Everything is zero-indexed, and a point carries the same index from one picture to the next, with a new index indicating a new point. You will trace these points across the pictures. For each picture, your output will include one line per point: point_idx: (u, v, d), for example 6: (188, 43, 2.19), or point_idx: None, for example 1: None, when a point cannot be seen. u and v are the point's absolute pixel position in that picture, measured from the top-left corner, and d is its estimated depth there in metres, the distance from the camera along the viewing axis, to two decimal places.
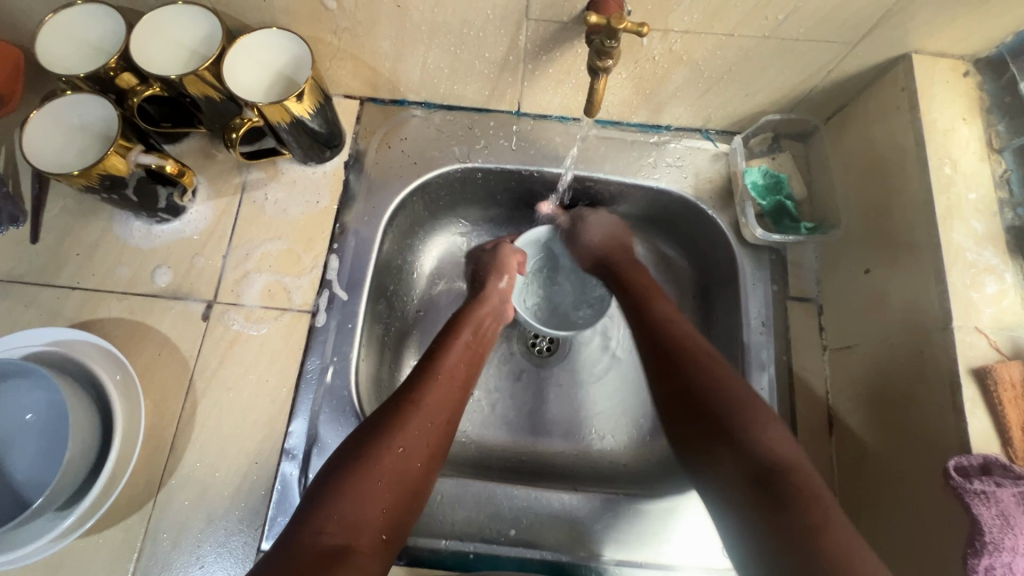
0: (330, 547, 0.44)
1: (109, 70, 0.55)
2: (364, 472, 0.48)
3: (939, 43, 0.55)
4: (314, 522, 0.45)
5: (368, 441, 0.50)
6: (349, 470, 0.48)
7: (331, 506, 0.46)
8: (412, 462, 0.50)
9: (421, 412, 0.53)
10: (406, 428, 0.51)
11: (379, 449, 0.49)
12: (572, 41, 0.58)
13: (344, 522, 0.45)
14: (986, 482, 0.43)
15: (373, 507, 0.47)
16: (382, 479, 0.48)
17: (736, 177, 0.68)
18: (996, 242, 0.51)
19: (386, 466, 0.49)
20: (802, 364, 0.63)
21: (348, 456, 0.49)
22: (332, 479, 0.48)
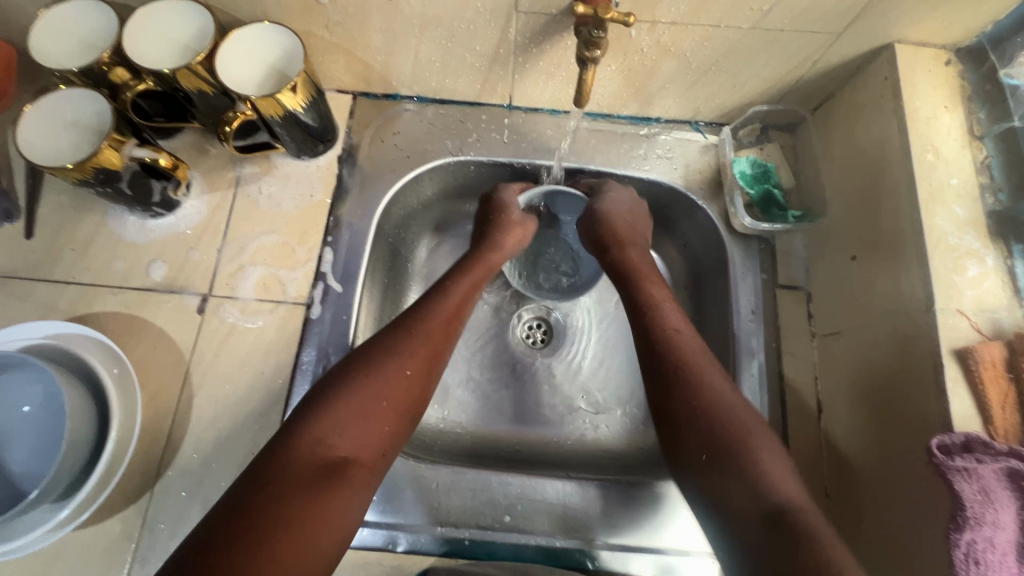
0: (329, 460, 0.45)
1: (102, 64, 0.56)
2: (366, 388, 0.49)
3: (921, 33, 0.56)
4: (315, 435, 0.46)
5: (370, 362, 0.51)
6: (350, 387, 0.49)
7: (334, 418, 0.47)
8: (411, 384, 0.51)
9: (424, 336, 0.54)
10: (405, 351, 0.52)
11: (378, 368, 0.50)
12: (562, 34, 0.59)
13: (345, 438, 0.46)
14: (967, 459, 0.43)
15: (374, 425, 0.48)
16: (382, 396, 0.49)
17: (725, 167, 0.69)
18: (978, 226, 0.52)
19: (387, 386, 0.50)
20: (791, 351, 0.64)
21: (350, 375, 0.50)
22: (333, 393, 0.48)
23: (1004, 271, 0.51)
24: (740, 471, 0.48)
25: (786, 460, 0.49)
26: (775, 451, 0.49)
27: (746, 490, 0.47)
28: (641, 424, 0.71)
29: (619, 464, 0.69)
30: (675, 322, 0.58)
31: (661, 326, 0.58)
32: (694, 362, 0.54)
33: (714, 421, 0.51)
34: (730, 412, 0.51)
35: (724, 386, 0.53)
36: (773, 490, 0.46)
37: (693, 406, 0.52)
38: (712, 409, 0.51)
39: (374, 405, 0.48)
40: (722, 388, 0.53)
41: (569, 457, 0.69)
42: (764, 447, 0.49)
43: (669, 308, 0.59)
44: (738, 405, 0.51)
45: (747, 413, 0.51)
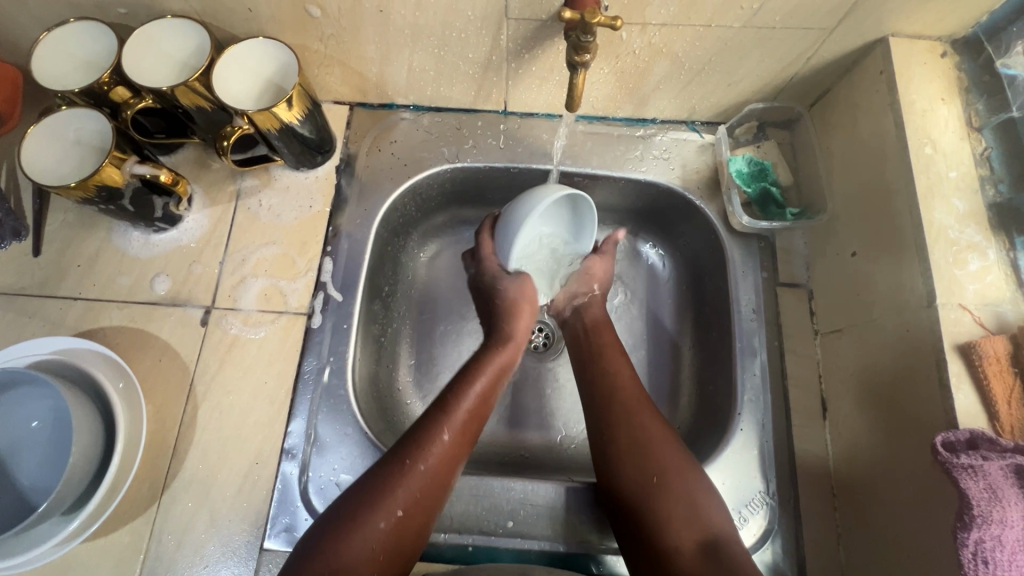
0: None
1: (102, 84, 0.57)
2: (361, 536, 0.48)
3: (915, 25, 0.56)
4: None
5: (367, 504, 0.50)
6: (342, 533, 0.48)
7: (335, 542, 0.48)
8: (407, 527, 0.50)
9: (426, 474, 0.52)
10: (411, 469, 0.52)
11: (385, 491, 0.51)
12: (553, 39, 0.59)
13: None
14: (973, 456, 0.43)
15: (365, 571, 0.48)
16: (375, 547, 0.49)
17: (721, 167, 0.69)
18: (979, 219, 0.51)
19: (383, 535, 0.49)
20: (794, 349, 0.64)
21: (344, 518, 0.49)
22: (329, 538, 0.48)
23: (1007, 264, 0.50)
24: (676, 497, 0.53)
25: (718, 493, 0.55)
26: (707, 482, 0.55)
27: (683, 518, 0.52)
28: None
29: None
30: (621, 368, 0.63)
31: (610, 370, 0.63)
32: (635, 413, 0.59)
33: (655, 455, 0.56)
34: (666, 447, 0.56)
35: (663, 428, 0.58)
36: (706, 520, 0.52)
37: (637, 442, 0.57)
38: (652, 446, 0.56)
39: (368, 552, 0.48)
40: (657, 430, 0.58)
41: (571, 460, 0.69)
42: (696, 479, 0.54)
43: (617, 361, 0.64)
44: (675, 445, 0.56)
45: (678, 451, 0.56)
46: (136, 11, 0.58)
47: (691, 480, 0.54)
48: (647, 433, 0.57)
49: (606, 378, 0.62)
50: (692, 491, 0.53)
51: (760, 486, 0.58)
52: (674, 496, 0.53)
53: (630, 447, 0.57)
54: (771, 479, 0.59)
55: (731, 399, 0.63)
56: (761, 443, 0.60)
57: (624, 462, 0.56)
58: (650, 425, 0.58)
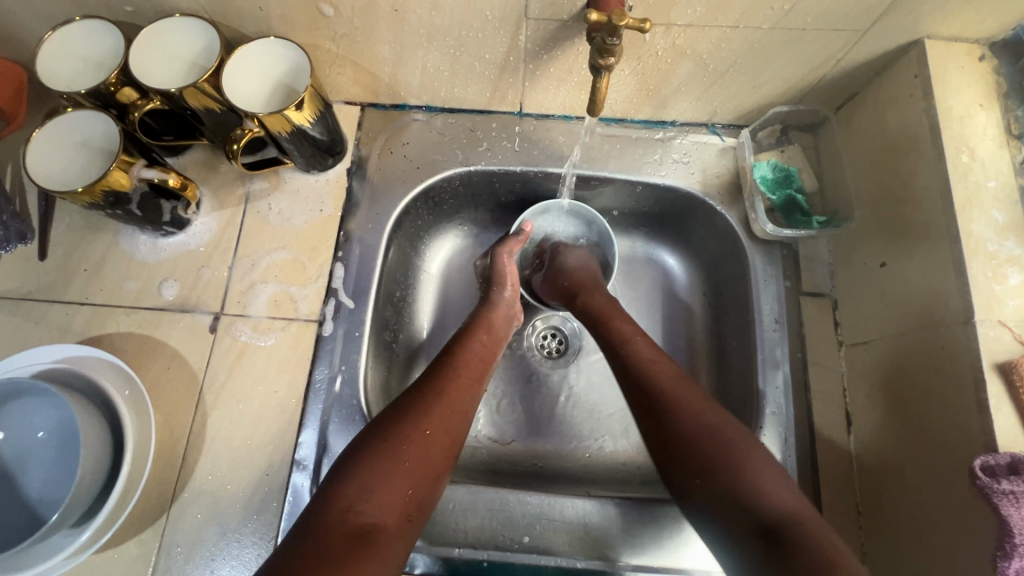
0: (356, 528, 0.42)
1: (109, 85, 0.55)
2: (389, 452, 0.47)
3: (951, 28, 0.53)
4: (340, 501, 0.44)
5: (392, 426, 0.49)
6: (366, 455, 0.47)
7: (358, 483, 0.45)
8: (433, 447, 0.49)
9: (444, 398, 0.53)
10: (428, 411, 0.51)
11: (405, 431, 0.49)
12: (573, 40, 0.57)
13: (371, 501, 0.44)
14: (1014, 483, 0.41)
15: (396, 488, 0.46)
16: (404, 464, 0.47)
17: (744, 171, 0.67)
18: (1019, 231, 0.49)
19: (410, 450, 0.48)
20: (818, 361, 0.62)
21: (369, 441, 0.48)
22: (352, 461, 0.47)
23: None
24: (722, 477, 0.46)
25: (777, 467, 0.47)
26: (760, 451, 0.48)
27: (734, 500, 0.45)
28: None
29: (639, 477, 0.67)
30: (649, 355, 0.57)
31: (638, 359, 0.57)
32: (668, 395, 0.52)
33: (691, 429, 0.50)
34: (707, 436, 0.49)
35: (702, 406, 0.51)
36: (760, 500, 0.44)
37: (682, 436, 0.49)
38: (690, 428, 0.50)
39: (398, 466, 0.47)
40: (694, 409, 0.51)
41: (586, 470, 0.68)
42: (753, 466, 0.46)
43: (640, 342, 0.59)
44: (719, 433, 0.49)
45: (717, 423, 0.50)
46: (143, 10, 0.57)
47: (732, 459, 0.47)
48: (680, 407, 0.51)
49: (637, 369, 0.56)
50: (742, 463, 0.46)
51: None
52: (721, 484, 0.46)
53: (667, 429, 0.51)
54: None
55: (752, 412, 0.61)
56: (785, 458, 0.58)
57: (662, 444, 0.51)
58: (687, 405, 0.51)
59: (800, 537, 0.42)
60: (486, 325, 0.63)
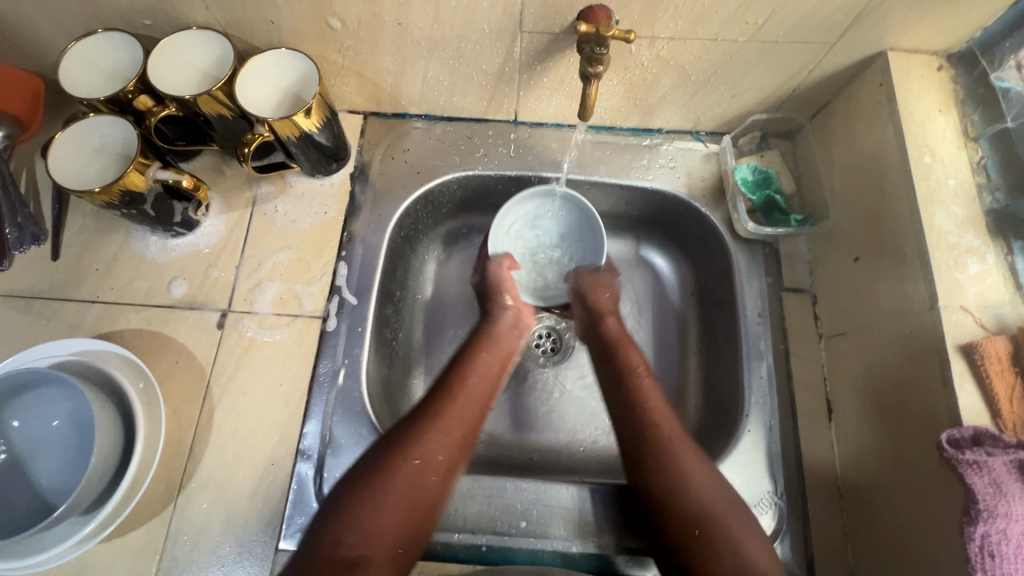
0: (346, 559, 0.46)
1: (127, 94, 0.58)
2: (377, 485, 0.50)
3: (911, 41, 0.58)
4: (331, 534, 0.47)
5: (385, 458, 0.52)
6: (359, 487, 0.50)
7: (348, 518, 0.48)
8: (426, 476, 0.52)
9: (439, 425, 0.55)
10: (423, 441, 0.53)
11: (397, 464, 0.52)
12: (564, 52, 0.61)
13: (361, 535, 0.47)
14: (977, 453, 0.44)
15: (386, 519, 0.49)
16: (394, 497, 0.50)
17: (726, 175, 0.71)
18: (977, 225, 0.53)
19: (401, 482, 0.51)
20: (799, 352, 0.65)
21: (364, 473, 0.51)
22: (346, 492, 0.50)
23: (1005, 267, 0.52)
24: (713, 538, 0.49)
25: (762, 533, 0.50)
26: (747, 521, 0.50)
27: (730, 568, 0.47)
28: None
29: None
30: (652, 398, 0.59)
31: (641, 399, 0.59)
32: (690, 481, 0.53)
33: (698, 497, 0.51)
34: (705, 496, 0.51)
35: (694, 462, 0.53)
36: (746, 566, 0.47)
37: (669, 485, 0.52)
38: (691, 499, 0.51)
39: (389, 496, 0.50)
40: (698, 458, 0.54)
41: (580, 463, 0.70)
42: (738, 530, 0.49)
43: (646, 378, 0.61)
44: (713, 488, 0.52)
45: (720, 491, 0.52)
46: (161, 23, 0.60)
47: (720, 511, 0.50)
48: (686, 482, 0.52)
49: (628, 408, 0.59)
50: (727, 537, 0.49)
51: (768, 486, 0.59)
52: (711, 543, 0.49)
53: (655, 496, 0.53)
54: (779, 480, 0.60)
55: (738, 401, 0.64)
56: (770, 444, 0.61)
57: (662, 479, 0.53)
58: (691, 454, 0.54)
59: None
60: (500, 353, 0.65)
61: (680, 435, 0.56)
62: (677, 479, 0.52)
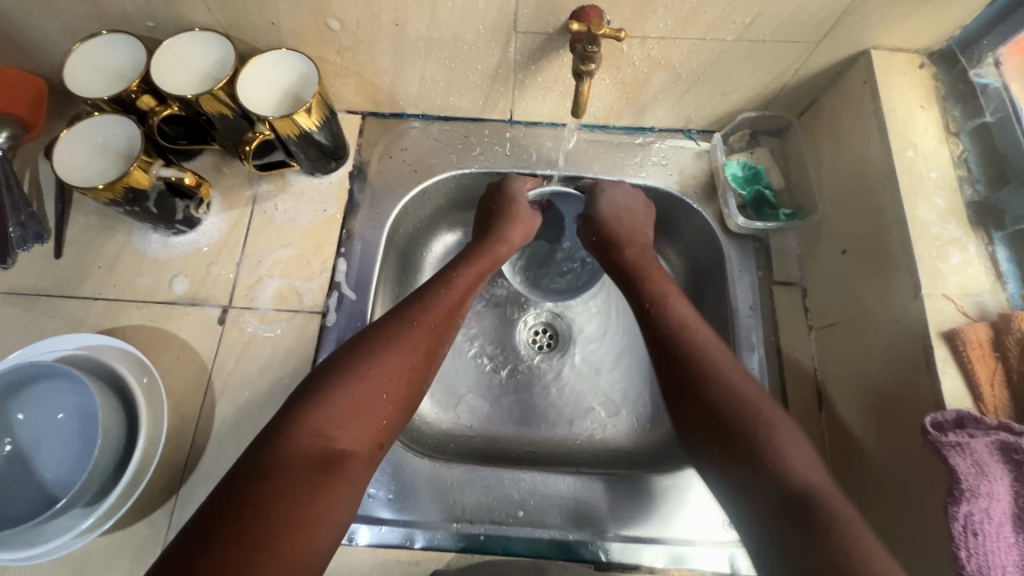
0: (323, 454, 0.45)
1: (131, 93, 0.60)
2: (360, 377, 0.50)
3: (893, 40, 0.60)
4: (308, 424, 0.46)
5: (367, 356, 0.51)
6: (339, 376, 0.50)
7: (326, 411, 0.47)
8: (408, 377, 0.52)
9: (420, 329, 0.55)
10: (407, 341, 0.54)
11: (380, 360, 0.51)
12: (558, 52, 0.63)
13: (344, 430, 0.47)
14: (959, 435, 0.45)
15: (368, 417, 0.49)
16: (377, 384, 0.50)
17: (717, 172, 0.73)
18: (958, 216, 0.55)
19: (384, 380, 0.51)
20: (790, 344, 0.66)
21: (342, 368, 0.50)
22: (326, 378, 0.49)
23: (986, 257, 0.53)
24: (756, 455, 0.47)
25: (810, 446, 0.48)
26: (793, 431, 0.49)
27: (774, 477, 0.46)
28: (648, 423, 0.73)
29: (626, 460, 0.71)
30: (683, 314, 0.58)
31: (670, 321, 0.58)
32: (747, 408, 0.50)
33: (730, 397, 0.51)
34: (750, 399, 0.51)
35: (737, 372, 0.53)
36: (792, 476, 0.46)
37: (713, 394, 0.51)
38: (725, 394, 0.51)
39: (374, 400, 0.49)
40: (737, 379, 0.52)
41: (578, 455, 0.71)
42: (783, 429, 0.48)
43: (675, 301, 0.60)
44: (759, 395, 0.51)
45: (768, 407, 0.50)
46: (164, 25, 0.62)
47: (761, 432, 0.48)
48: (728, 387, 0.52)
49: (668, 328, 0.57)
50: (774, 441, 0.48)
51: None
52: (747, 455, 0.48)
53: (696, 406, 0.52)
54: None
55: None
56: None
57: (698, 409, 0.52)
58: (734, 381, 0.52)
59: (822, 515, 0.43)
60: (488, 258, 0.65)
61: (719, 348, 0.55)
62: (721, 391, 0.51)
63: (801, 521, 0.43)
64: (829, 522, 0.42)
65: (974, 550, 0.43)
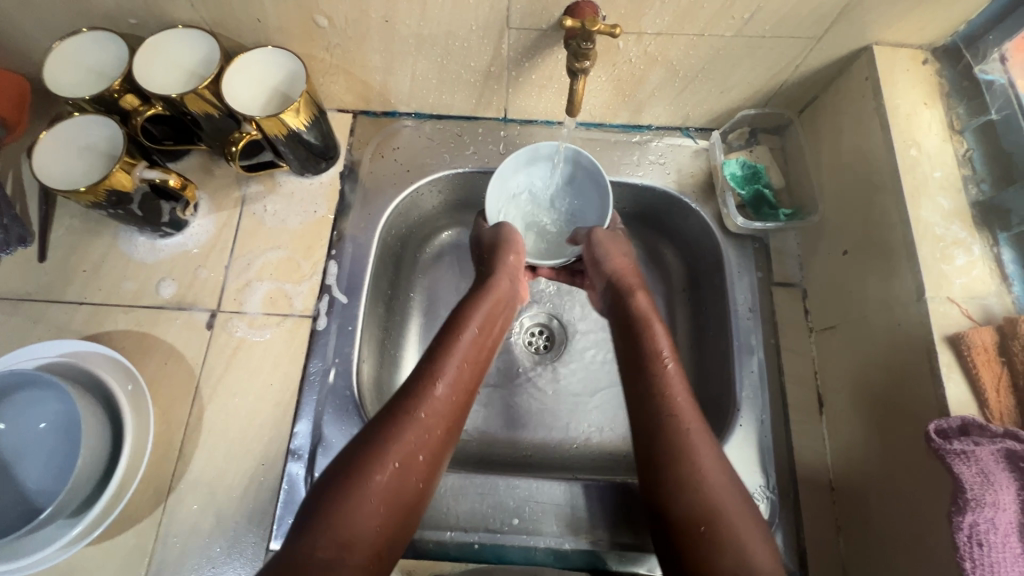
0: (322, 562, 0.44)
1: (113, 92, 0.58)
2: (360, 486, 0.48)
3: (896, 35, 0.59)
4: (309, 535, 0.46)
5: (368, 456, 0.50)
6: (340, 486, 0.48)
7: (326, 520, 0.46)
8: (409, 478, 0.51)
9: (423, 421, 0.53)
10: (405, 439, 0.51)
11: (380, 463, 0.50)
12: (552, 48, 0.61)
13: (342, 539, 0.46)
14: (965, 442, 0.44)
15: (367, 521, 0.47)
16: (377, 490, 0.49)
17: (716, 170, 0.71)
18: (963, 216, 0.53)
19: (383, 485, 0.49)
20: (789, 346, 0.65)
21: (341, 474, 0.49)
22: (327, 491, 0.48)
23: (992, 259, 0.52)
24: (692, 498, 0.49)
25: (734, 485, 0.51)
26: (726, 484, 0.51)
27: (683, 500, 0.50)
28: None
29: (624, 465, 0.69)
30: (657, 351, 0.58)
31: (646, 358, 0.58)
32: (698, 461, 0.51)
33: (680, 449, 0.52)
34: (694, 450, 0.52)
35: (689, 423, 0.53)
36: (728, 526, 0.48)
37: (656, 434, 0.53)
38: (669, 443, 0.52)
39: (374, 504, 0.48)
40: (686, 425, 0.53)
41: (574, 460, 0.70)
42: (713, 486, 0.50)
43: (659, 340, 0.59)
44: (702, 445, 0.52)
45: (729, 484, 0.50)
46: (146, 22, 0.60)
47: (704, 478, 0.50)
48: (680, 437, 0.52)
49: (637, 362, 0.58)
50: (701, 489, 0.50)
51: (760, 481, 0.59)
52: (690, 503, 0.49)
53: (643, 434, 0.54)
54: (771, 475, 0.60)
55: (729, 395, 0.64)
56: (761, 438, 0.61)
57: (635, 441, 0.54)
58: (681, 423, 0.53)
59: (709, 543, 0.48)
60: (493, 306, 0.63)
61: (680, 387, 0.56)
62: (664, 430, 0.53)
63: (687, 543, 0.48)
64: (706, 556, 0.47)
65: (979, 560, 0.42)
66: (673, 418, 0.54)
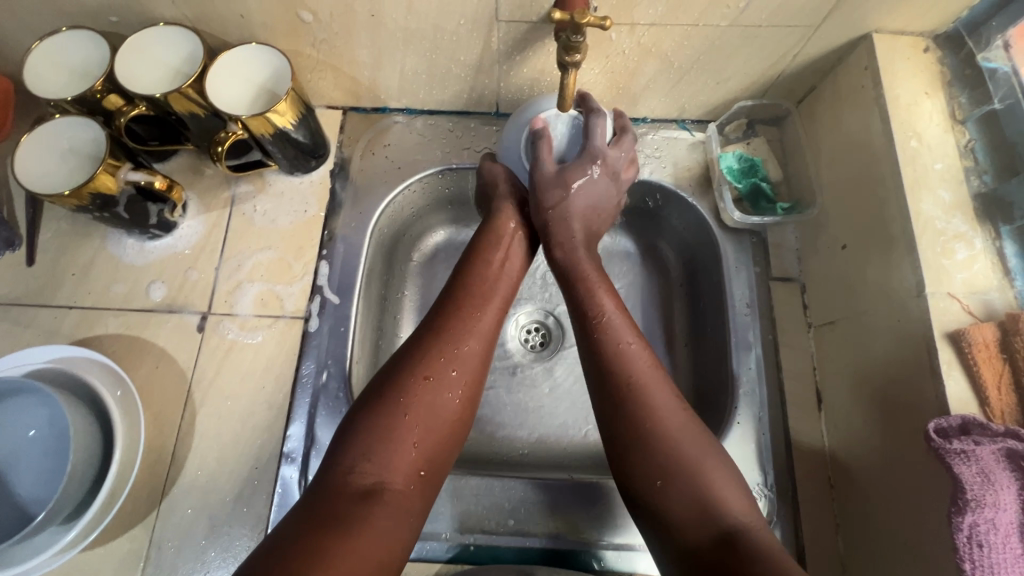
0: (362, 488, 0.45)
1: (95, 93, 0.57)
2: (395, 406, 0.49)
3: (897, 22, 0.57)
4: (342, 465, 0.46)
5: (390, 380, 0.51)
6: (373, 413, 0.49)
7: (359, 445, 0.47)
8: (442, 394, 0.51)
9: (449, 339, 0.54)
10: (433, 359, 0.52)
11: (407, 385, 0.50)
12: (543, 40, 0.60)
13: (374, 462, 0.46)
14: (965, 442, 0.43)
15: (406, 444, 0.48)
16: (414, 414, 0.49)
17: (712, 164, 0.70)
18: (964, 209, 0.52)
19: (416, 403, 0.50)
20: (788, 342, 0.64)
21: (371, 399, 0.50)
22: (355, 421, 0.48)
23: (994, 253, 0.51)
24: (685, 487, 0.47)
25: (732, 474, 0.48)
26: (721, 466, 0.48)
27: (690, 514, 0.46)
28: None
29: None
30: (625, 334, 0.55)
31: (610, 341, 0.54)
32: (689, 461, 0.47)
33: (662, 436, 0.48)
34: (669, 431, 0.49)
35: (669, 397, 0.51)
36: (722, 514, 0.45)
37: (637, 426, 0.49)
38: (659, 424, 0.49)
39: (409, 429, 0.49)
40: (671, 415, 0.50)
41: (571, 458, 0.69)
42: (707, 468, 0.47)
43: (610, 318, 0.56)
44: (685, 430, 0.49)
45: (738, 492, 0.47)
46: (128, 20, 0.59)
47: (703, 476, 0.47)
48: (649, 413, 0.50)
49: (609, 348, 0.54)
50: (703, 481, 0.47)
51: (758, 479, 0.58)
52: (678, 496, 0.46)
53: (626, 425, 0.50)
54: (769, 473, 0.59)
55: (727, 392, 0.63)
56: (759, 436, 0.60)
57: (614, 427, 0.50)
58: (653, 407, 0.50)
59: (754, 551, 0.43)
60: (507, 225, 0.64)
61: (654, 368, 0.53)
62: (631, 416, 0.50)
63: (733, 558, 0.42)
64: (757, 559, 0.42)
65: (978, 561, 0.42)
66: (621, 373, 0.52)
